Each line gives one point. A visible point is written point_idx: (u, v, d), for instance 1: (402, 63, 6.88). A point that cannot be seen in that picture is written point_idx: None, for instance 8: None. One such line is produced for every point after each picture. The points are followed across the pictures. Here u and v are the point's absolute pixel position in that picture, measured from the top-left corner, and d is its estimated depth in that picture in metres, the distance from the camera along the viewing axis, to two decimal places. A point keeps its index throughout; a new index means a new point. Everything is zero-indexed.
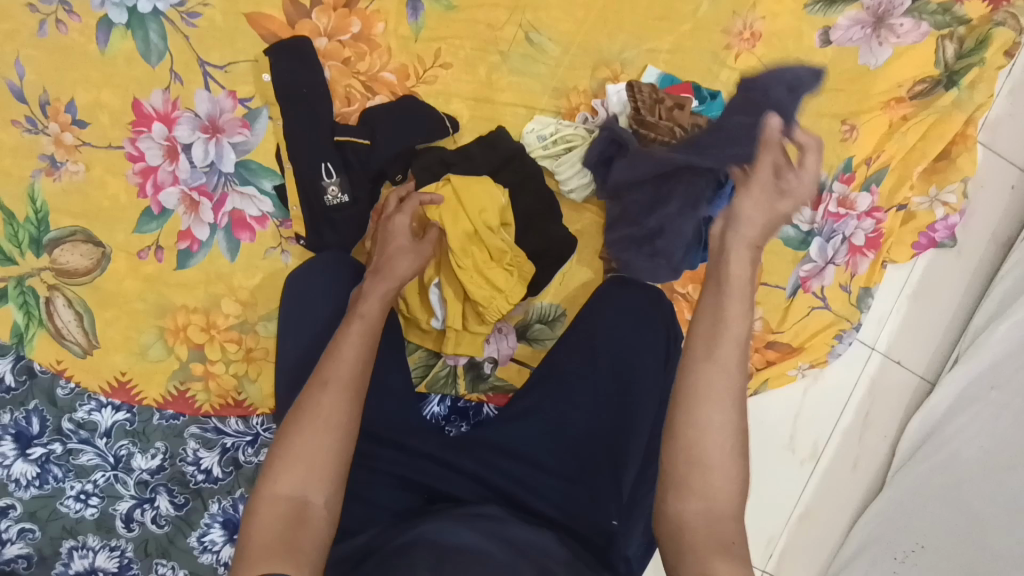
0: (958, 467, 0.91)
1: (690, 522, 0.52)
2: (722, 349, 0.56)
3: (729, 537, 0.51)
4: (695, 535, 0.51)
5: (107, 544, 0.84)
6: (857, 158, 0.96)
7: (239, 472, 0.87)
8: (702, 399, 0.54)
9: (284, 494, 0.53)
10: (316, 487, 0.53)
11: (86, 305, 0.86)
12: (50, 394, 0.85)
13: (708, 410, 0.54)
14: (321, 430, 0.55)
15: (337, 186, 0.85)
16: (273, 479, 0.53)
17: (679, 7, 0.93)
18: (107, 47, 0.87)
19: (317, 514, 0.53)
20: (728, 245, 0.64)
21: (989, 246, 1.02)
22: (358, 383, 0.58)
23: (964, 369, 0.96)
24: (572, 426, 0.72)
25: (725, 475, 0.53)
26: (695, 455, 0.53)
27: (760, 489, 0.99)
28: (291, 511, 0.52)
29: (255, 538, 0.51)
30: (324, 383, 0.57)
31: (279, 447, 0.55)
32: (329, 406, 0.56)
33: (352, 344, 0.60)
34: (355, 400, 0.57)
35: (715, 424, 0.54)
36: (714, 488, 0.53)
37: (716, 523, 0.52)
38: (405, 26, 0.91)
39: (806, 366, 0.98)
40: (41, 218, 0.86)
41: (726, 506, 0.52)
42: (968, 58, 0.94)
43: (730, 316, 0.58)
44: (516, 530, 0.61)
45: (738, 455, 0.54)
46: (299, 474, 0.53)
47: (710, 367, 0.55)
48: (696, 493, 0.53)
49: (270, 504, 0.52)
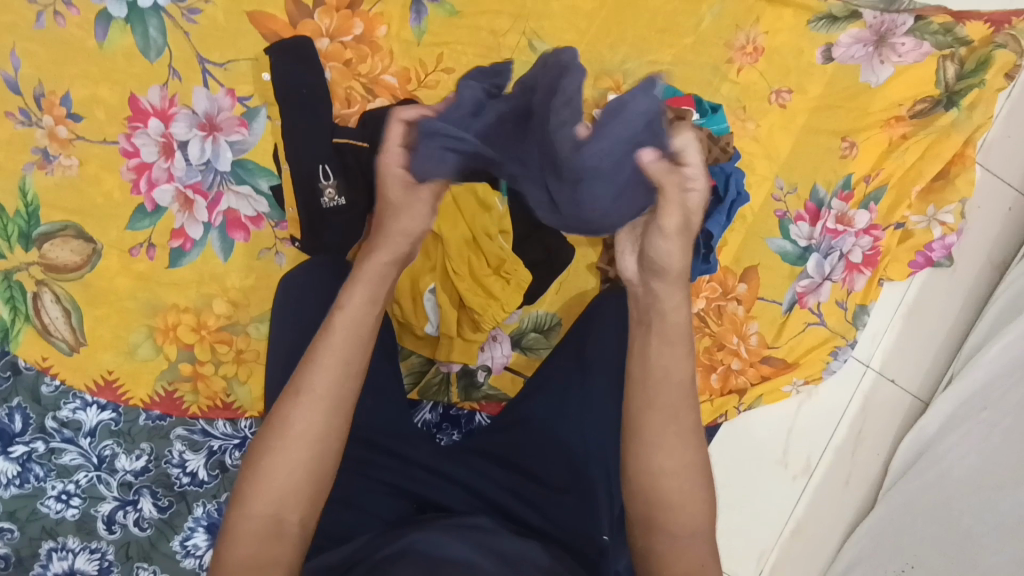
0: (948, 488, 0.90)
1: (656, 550, 0.53)
2: (657, 391, 0.55)
3: (698, 560, 0.52)
4: (660, 559, 0.52)
5: (87, 546, 0.82)
6: (855, 175, 0.96)
7: (225, 475, 0.85)
8: (646, 441, 0.54)
9: (257, 512, 0.51)
10: (291, 505, 0.52)
11: (75, 302, 0.84)
12: (34, 391, 0.83)
13: (667, 448, 0.54)
14: (296, 446, 0.53)
15: (333, 189, 0.83)
16: (246, 499, 0.51)
17: (682, 21, 0.93)
18: (105, 42, 0.86)
19: (292, 531, 0.52)
20: (656, 294, 0.58)
21: (984, 267, 1.02)
22: (336, 392, 0.55)
23: (954, 393, 0.96)
24: (568, 435, 0.71)
25: (692, 509, 0.53)
26: (654, 495, 0.53)
27: (751, 502, 0.99)
28: (265, 528, 0.51)
29: (227, 556, 0.50)
30: (298, 393, 0.54)
31: (253, 461, 0.53)
32: (305, 422, 0.53)
33: (331, 349, 0.56)
34: (335, 413, 0.54)
35: (669, 463, 0.53)
36: (681, 517, 0.53)
37: (687, 548, 0.52)
38: (408, 30, 0.90)
39: (801, 382, 0.98)
40: (32, 212, 0.84)
41: (695, 529, 0.53)
42: (968, 79, 0.94)
43: (666, 368, 0.56)
44: (508, 543, 0.60)
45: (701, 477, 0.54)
46: (272, 493, 0.52)
47: (655, 411, 0.54)
48: (663, 524, 0.53)
49: (241, 521, 0.51)
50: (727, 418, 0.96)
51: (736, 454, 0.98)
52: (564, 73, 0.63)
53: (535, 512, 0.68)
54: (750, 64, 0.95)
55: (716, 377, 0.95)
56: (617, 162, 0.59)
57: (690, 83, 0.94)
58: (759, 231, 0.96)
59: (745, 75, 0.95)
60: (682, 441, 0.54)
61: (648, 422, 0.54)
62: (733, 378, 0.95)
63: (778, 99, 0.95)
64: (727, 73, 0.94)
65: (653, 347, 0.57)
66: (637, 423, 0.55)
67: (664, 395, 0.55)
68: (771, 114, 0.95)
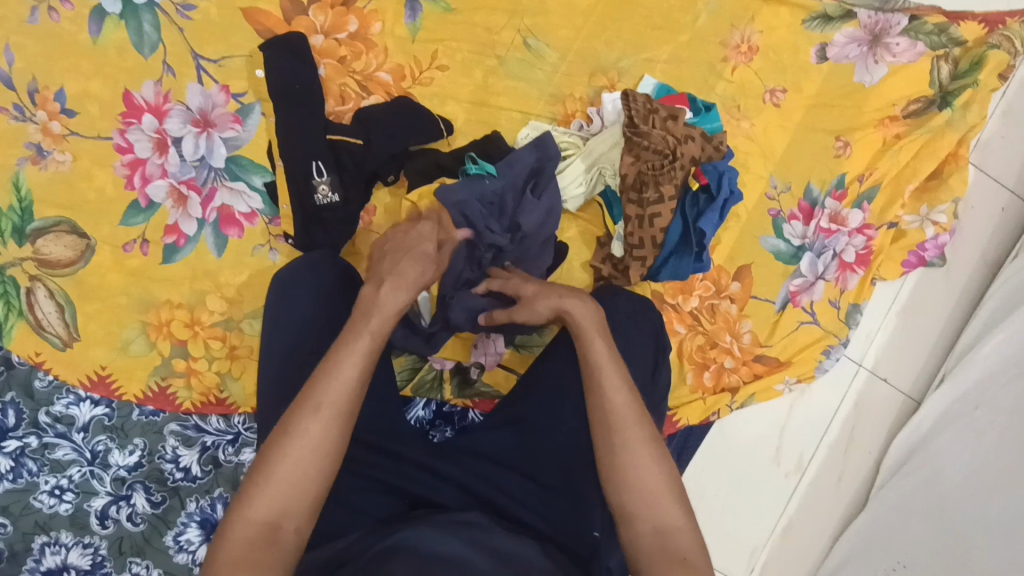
0: (943, 486, 0.89)
1: (642, 543, 0.54)
2: (600, 378, 0.60)
3: (680, 554, 0.53)
4: (640, 547, 0.54)
5: (80, 541, 0.82)
6: (849, 174, 0.97)
7: (218, 471, 0.85)
8: (606, 432, 0.58)
9: (259, 516, 0.52)
10: (292, 513, 0.53)
11: (68, 298, 0.85)
12: (27, 386, 0.83)
13: (622, 435, 0.58)
14: (308, 457, 0.54)
15: (327, 186, 0.84)
16: (251, 502, 0.52)
17: (678, 19, 0.94)
18: (99, 37, 0.86)
19: (288, 539, 0.52)
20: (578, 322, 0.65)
21: (977, 267, 1.02)
22: (351, 406, 0.57)
23: (949, 389, 0.97)
24: (558, 436, 0.71)
25: (670, 500, 0.56)
26: (631, 482, 0.56)
27: (744, 500, 0.99)
28: (263, 534, 0.51)
29: (222, 557, 0.50)
30: (313, 406, 0.55)
31: (263, 465, 0.54)
32: (317, 434, 0.54)
33: (351, 363, 0.58)
34: (345, 428, 0.56)
35: (630, 446, 0.57)
36: (663, 509, 0.55)
37: (669, 542, 0.54)
38: (403, 27, 0.90)
39: (794, 380, 0.98)
40: (25, 207, 0.84)
41: (674, 526, 0.55)
42: (962, 79, 0.95)
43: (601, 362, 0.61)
44: (499, 539, 0.60)
45: (661, 460, 0.57)
46: (278, 499, 0.52)
47: (603, 400, 0.59)
48: (639, 514, 0.55)
49: (241, 526, 0.51)
50: (720, 416, 0.96)
51: (727, 455, 0.99)
52: (539, 164, 0.85)
53: (526, 510, 0.69)
54: (745, 63, 0.95)
55: (708, 375, 0.95)
56: (535, 234, 0.83)
57: (684, 81, 0.94)
58: (753, 229, 0.96)
59: (740, 74, 0.95)
60: (637, 427, 0.58)
61: (598, 414, 0.59)
62: (726, 377, 0.95)
63: (772, 98, 0.95)
64: (722, 72, 0.94)
65: (584, 347, 0.62)
66: (597, 413, 0.59)
67: (607, 383, 0.59)
68: (766, 112, 0.95)
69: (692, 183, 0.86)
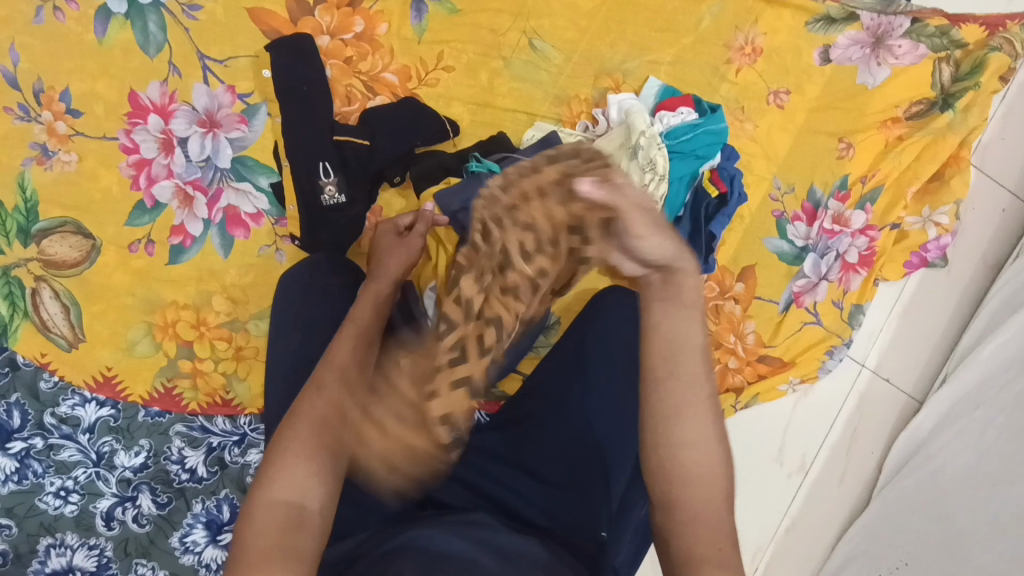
0: (942, 482, 0.90)
1: (676, 532, 0.53)
2: (685, 363, 0.56)
3: (716, 544, 0.51)
4: (676, 534, 0.53)
5: (85, 542, 0.82)
6: (852, 176, 0.97)
7: (224, 472, 0.85)
8: (673, 419, 0.55)
9: (281, 498, 0.52)
10: (313, 492, 0.53)
11: (74, 299, 0.84)
12: (32, 387, 0.83)
13: (683, 424, 0.54)
14: None
15: (334, 187, 0.85)
16: (271, 483, 0.52)
17: (682, 20, 0.94)
18: (105, 37, 0.86)
19: (314, 519, 0.52)
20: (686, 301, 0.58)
21: (978, 267, 1.03)
22: None
23: (949, 390, 0.97)
24: (558, 432, 0.72)
25: (710, 488, 0.53)
26: (676, 467, 0.54)
27: (748, 502, 1.00)
28: (287, 515, 0.51)
29: (249, 540, 0.49)
30: (318, 388, 0.57)
31: (276, 449, 0.54)
32: (325, 410, 0.56)
33: None
34: None
35: (689, 438, 0.54)
36: (701, 494, 0.53)
37: (705, 534, 0.52)
38: (408, 28, 0.90)
39: (796, 381, 0.98)
40: (30, 208, 0.84)
41: (714, 519, 0.53)
42: (963, 82, 0.95)
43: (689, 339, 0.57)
44: (505, 537, 0.60)
45: (713, 446, 0.55)
46: (296, 477, 0.52)
47: (681, 387, 0.55)
48: (682, 501, 0.53)
49: (266, 508, 0.51)
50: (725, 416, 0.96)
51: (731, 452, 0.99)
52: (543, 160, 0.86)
53: (533, 508, 0.69)
54: (749, 65, 0.95)
55: None
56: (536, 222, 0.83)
57: (689, 84, 0.94)
58: (757, 231, 0.96)
59: (743, 76, 0.95)
60: (699, 416, 0.55)
61: (665, 399, 0.55)
62: (730, 377, 0.95)
63: (776, 100, 0.96)
64: (726, 73, 0.95)
65: (679, 325, 0.57)
66: (663, 398, 0.55)
67: (688, 369, 0.56)
68: (770, 114, 0.96)
69: (710, 188, 0.89)
